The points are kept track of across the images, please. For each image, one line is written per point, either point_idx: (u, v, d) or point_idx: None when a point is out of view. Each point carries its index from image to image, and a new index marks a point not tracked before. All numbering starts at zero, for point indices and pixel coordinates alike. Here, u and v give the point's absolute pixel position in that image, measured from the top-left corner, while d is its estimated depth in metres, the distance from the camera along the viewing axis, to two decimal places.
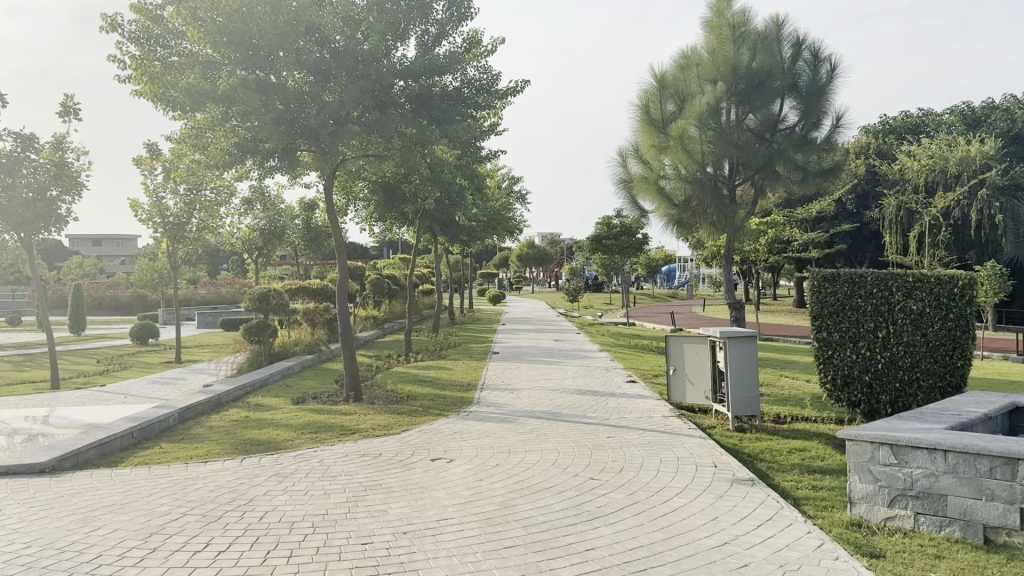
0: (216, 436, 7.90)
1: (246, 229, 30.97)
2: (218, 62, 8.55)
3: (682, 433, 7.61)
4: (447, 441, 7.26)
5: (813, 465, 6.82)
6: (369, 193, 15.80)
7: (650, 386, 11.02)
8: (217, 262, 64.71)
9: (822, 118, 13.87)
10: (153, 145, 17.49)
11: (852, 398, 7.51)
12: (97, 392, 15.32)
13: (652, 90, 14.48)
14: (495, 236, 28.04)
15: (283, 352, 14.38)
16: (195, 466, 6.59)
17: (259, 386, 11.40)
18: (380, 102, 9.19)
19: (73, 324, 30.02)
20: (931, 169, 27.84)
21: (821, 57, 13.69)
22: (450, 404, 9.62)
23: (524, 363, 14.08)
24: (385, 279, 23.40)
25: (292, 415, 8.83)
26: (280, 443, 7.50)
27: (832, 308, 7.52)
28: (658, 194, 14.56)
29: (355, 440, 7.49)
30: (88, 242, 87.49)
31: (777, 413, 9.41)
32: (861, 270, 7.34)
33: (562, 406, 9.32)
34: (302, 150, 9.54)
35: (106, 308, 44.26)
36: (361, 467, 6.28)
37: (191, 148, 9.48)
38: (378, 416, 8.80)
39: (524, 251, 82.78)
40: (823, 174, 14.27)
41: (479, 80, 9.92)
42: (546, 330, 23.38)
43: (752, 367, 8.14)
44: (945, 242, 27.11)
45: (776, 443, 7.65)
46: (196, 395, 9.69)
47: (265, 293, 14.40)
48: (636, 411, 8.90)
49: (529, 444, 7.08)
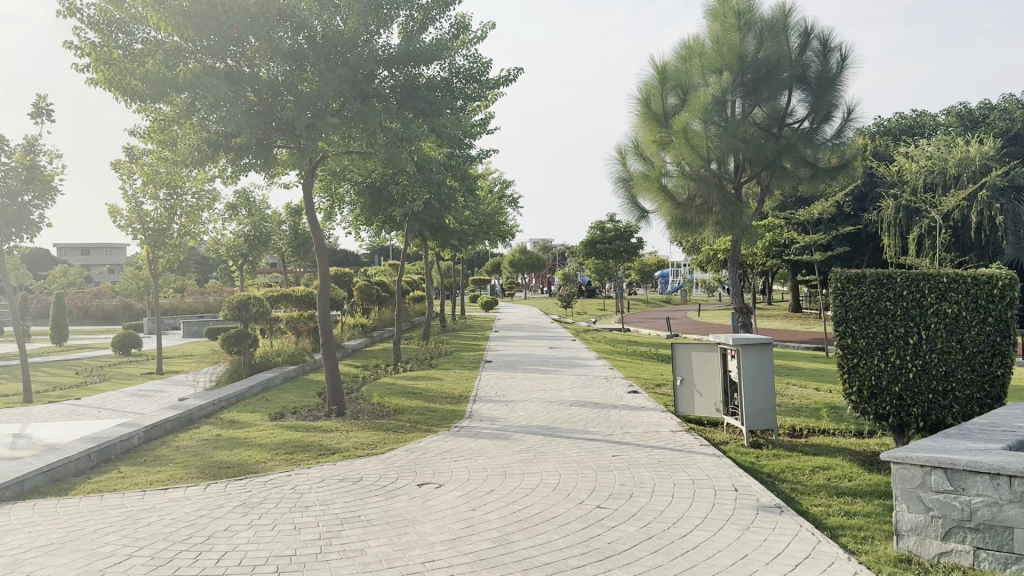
0: (182, 458, 7.17)
1: (231, 236, 30.19)
2: (182, 48, 7.90)
3: (693, 451, 6.93)
4: (436, 462, 6.57)
5: (841, 486, 6.15)
6: (356, 196, 15.09)
7: (654, 396, 10.34)
8: (206, 271, 63.79)
9: (832, 111, 13.42)
10: (131, 148, 16.75)
11: (879, 410, 6.80)
12: (70, 406, 14.53)
13: (653, 83, 13.77)
14: (487, 242, 27.34)
15: (265, 362, 13.65)
16: (153, 494, 5.86)
17: (237, 400, 10.68)
18: (359, 93, 8.53)
19: (54, 333, 29.15)
20: (930, 171, 26.90)
21: (831, 45, 13.19)
22: (441, 419, 8.92)
23: (519, 372, 13.38)
24: (374, 285, 22.68)
25: (268, 433, 8.12)
26: (251, 466, 6.78)
27: (859, 312, 6.82)
28: (659, 192, 13.84)
29: (334, 461, 6.78)
30: (77, 251, 86.31)
31: (792, 425, 8.77)
32: (889, 269, 6.68)
33: (561, 420, 8.65)
34: (278, 147, 8.88)
35: (91, 317, 43.29)
36: (338, 495, 5.57)
37: (160, 145, 8.85)
38: (362, 433, 8.10)
39: (516, 258, 82.08)
40: (833, 172, 13.78)
41: (466, 68, 9.22)
42: (540, 337, 22.72)
43: (768, 378, 7.47)
44: (945, 244, 26.33)
45: (796, 461, 6.99)
46: (165, 412, 8.96)
47: (244, 301, 13.65)
48: (641, 425, 8.22)
49: (526, 465, 6.39)
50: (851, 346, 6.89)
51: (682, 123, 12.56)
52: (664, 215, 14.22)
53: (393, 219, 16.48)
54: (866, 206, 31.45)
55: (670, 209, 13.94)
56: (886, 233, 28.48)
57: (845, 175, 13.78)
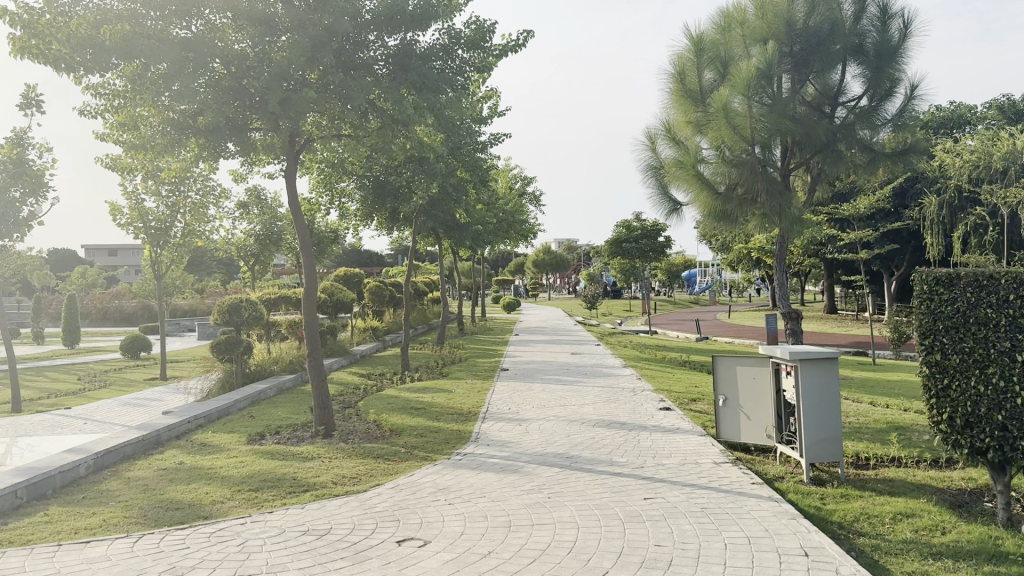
0: (127, 496, 5.99)
1: (242, 235, 29.23)
2: (136, 13, 6.94)
3: (744, 493, 5.62)
4: (426, 507, 5.33)
5: (934, 543, 4.84)
6: (359, 188, 13.95)
7: (690, 415, 9.04)
8: (231, 272, 63.00)
9: (893, 87, 12.08)
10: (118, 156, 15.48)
11: (976, 444, 5.36)
12: (57, 416, 13.46)
13: (688, 56, 12.53)
14: (508, 240, 26.13)
15: (259, 373, 12.52)
16: (70, 550, 4.66)
17: (217, 416, 9.54)
18: (342, 63, 7.48)
19: (65, 336, 28.36)
20: (975, 166, 24.71)
21: (892, 11, 11.96)
22: (442, 442, 7.72)
23: (537, 383, 12.12)
24: (387, 287, 21.55)
25: (235, 462, 6.91)
26: (204, 508, 5.58)
27: (950, 322, 5.45)
28: (696, 180, 12.55)
29: (304, 502, 5.57)
30: (104, 253, 86.98)
31: (856, 451, 7.44)
32: (990, 269, 5.39)
33: (582, 445, 7.40)
34: (255, 132, 7.87)
35: (111, 319, 42.62)
36: (292, 559, 4.35)
37: (123, 131, 7.91)
38: (348, 461, 6.92)
39: (540, 257, 80.48)
40: (892, 157, 12.44)
41: (469, 33, 8.06)
42: (562, 341, 21.45)
43: (833, 402, 6.17)
44: (992, 242, 24.51)
45: (870, 503, 5.69)
46: (127, 434, 7.82)
47: (236, 304, 12.54)
48: (677, 454, 6.94)
49: (536, 512, 5.14)
50: (940, 364, 5.51)
51: (721, 101, 11.20)
52: (701, 208, 12.88)
53: (401, 215, 15.24)
54: (907, 202, 29.80)
55: (708, 199, 12.61)
56: (927, 232, 26.78)
57: (904, 162, 12.47)
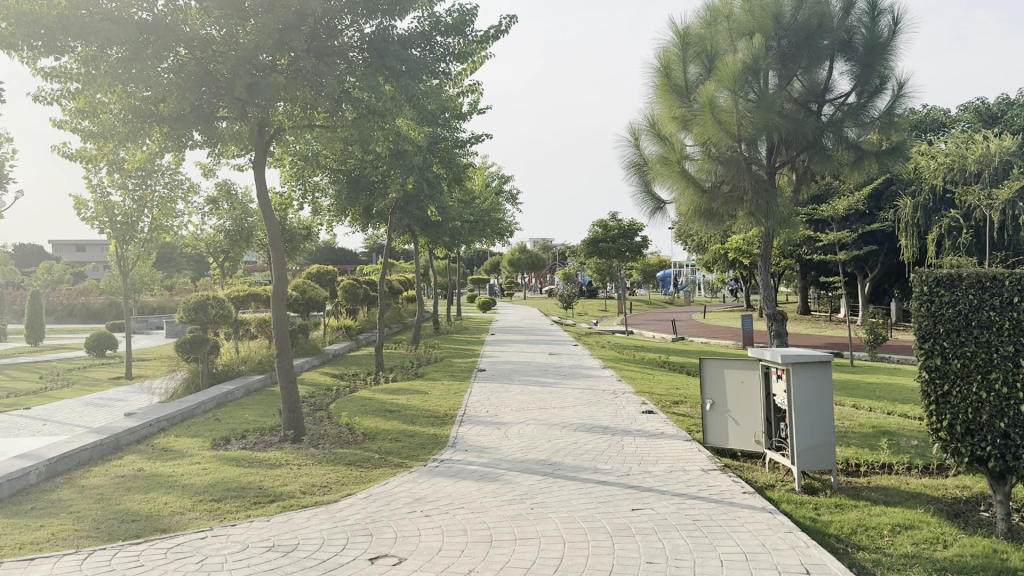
0: (80, 506, 5.58)
1: (212, 231, 28.55)
2: None
3: (735, 503, 5.36)
4: (401, 520, 4.99)
5: (937, 558, 4.61)
6: (332, 183, 13.55)
7: (674, 419, 8.77)
8: (201, 269, 61.91)
9: (881, 84, 11.96)
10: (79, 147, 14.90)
11: (976, 452, 5.14)
12: (14, 417, 12.88)
13: (673, 50, 12.31)
14: (483, 239, 25.80)
15: (225, 373, 12.05)
16: (11, 568, 4.26)
17: (179, 419, 9.10)
18: (314, 49, 7.14)
19: (29, 333, 27.52)
20: (949, 168, 24.81)
21: (880, 7, 11.87)
22: (418, 447, 7.38)
23: (515, 385, 11.81)
24: (360, 285, 21.12)
25: (198, 469, 6.52)
26: (163, 519, 5.20)
27: (950, 324, 5.24)
28: (680, 176, 12.35)
29: (271, 514, 5.22)
30: (71, 248, 85.40)
31: (847, 458, 7.20)
32: (991, 270, 5.16)
33: (564, 451, 7.09)
34: (223, 120, 7.51)
35: (76, 316, 41.57)
36: None
37: (82, 118, 7.49)
38: (318, 468, 6.55)
39: (516, 256, 80.19)
40: (879, 155, 12.28)
41: (451, 19, 7.75)
42: (539, 341, 21.17)
43: (826, 407, 5.93)
44: (966, 244, 24.57)
45: (866, 514, 5.45)
46: (83, 438, 7.38)
47: (203, 302, 12.07)
48: (663, 460, 6.67)
49: (520, 526, 4.83)
50: (940, 369, 5.29)
51: (707, 96, 11.09)
52: (684, 206, 12.66)
53: (376, 211, 14.86)
54: (881, 203, 29.93)
55: (693, 198, 12.39)
56: (901, 234, 26.83)
57: (892, 161, 12.31)
